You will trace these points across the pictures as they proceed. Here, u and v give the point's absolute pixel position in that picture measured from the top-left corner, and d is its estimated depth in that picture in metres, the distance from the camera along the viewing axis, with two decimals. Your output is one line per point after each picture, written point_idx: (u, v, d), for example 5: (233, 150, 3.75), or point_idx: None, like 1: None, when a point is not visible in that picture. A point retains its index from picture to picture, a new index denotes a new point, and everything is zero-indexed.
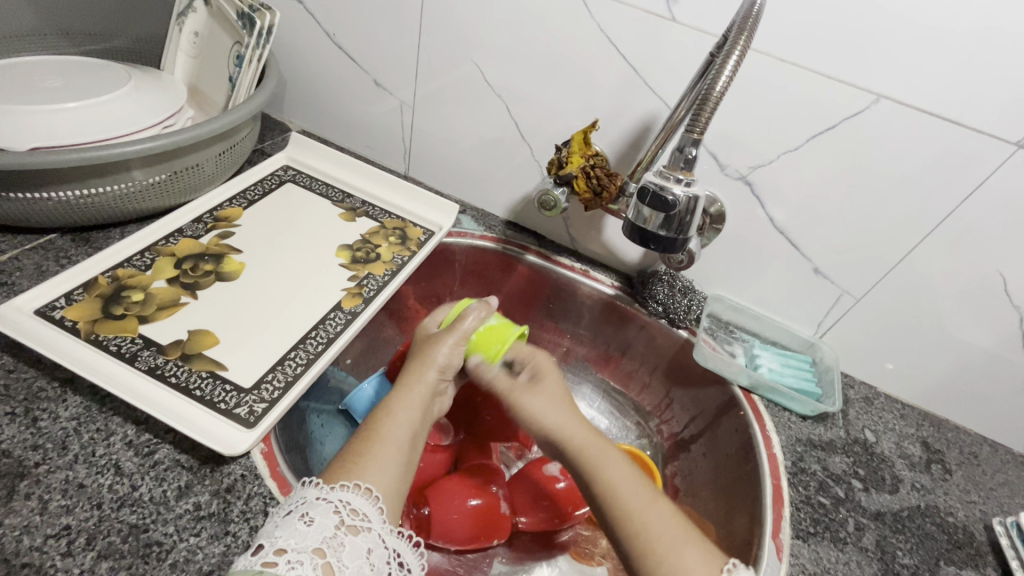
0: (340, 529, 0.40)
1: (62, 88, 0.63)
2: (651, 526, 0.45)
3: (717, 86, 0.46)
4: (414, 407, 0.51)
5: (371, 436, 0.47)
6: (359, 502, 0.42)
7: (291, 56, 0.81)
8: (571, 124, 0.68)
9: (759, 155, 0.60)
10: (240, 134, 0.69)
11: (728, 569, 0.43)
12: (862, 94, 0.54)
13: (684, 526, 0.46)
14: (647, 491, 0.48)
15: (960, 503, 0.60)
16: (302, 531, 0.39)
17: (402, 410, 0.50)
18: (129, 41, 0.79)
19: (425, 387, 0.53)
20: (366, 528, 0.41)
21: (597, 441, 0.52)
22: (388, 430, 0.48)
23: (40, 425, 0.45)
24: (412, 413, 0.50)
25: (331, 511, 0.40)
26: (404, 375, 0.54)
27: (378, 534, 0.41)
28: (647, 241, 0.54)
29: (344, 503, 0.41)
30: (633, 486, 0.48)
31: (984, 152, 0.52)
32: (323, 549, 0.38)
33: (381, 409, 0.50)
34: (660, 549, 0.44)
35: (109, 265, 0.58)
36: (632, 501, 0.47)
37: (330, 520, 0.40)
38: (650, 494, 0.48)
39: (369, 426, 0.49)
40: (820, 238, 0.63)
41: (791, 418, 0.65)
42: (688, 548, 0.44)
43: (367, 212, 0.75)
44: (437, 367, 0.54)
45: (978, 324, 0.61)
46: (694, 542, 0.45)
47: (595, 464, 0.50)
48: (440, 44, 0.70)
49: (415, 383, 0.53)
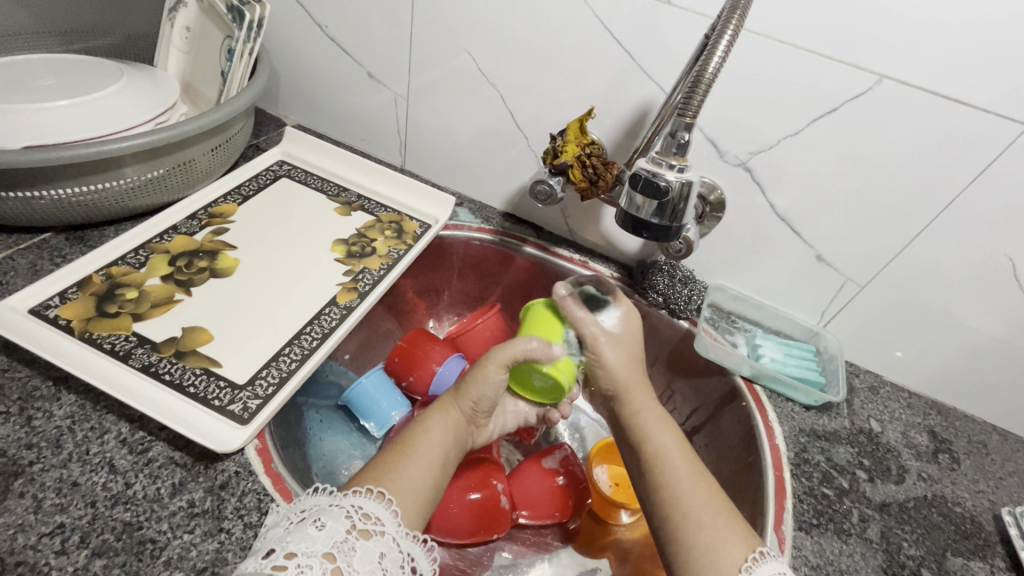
0: (351, 534, 0.39)
1: (53, 86, 0.63)
2: (689, 496, 0.47)
3: (710, 67, 0.45)
4: (446, 436, 0.53)
5: (403, 450, 0.50)
6: (372, 507, 0.42)
7: (284, 50, 0.80)
8: (567, 113, 0.67)
9: (759, 140, 0.59)
10: (233, 129, 0.68)
11: (752, 558, 0.43)
12: (864, 75, 0.52)
13: (721, 502, 0.47)
14: (691, 463, 0.51)
15: (968, 493, 0.59)
16: (313, 536, 0.38)
17: (436, 432, 0.53)
18: (121, 38, 0.79)
19: (456, 421, 0.55)
20: (378, 532, 0.41)
21: (654, 412, 0.56)
22: (419, 448, 0.50)
23: (34, 423, 0.45)
24: (443, 441, 0.52)
25: (342, 516, 0.40)
26: (447, 398, 0.57)
27: (392, 537, 0.41)
28: (638, 229, 0.53)
29: (356, 507, 0.41)
30: (679, 454, 0.51)
31: (991, 133, 0.51)
32: (334, 554, 0.37)
33: (418, 427, 0.53)
34: (694, 515, 0.46)
35: (102, 263, 0.58)
36: (677, 471, 0.49)
37: (341, 525, 0.40)
38: (694, 468, 0.50)
39: (403, 440, 0.51)
40: (821, 225, 0.62)
41: (794, 408, 0.64)
42: (720, 521, 0.46)
43: (363, 206, 0.74)
44: (472, 400, 0.56)
45: (988, 310, 0.60)
46: (728, 518, 0.46)
47: (649, 430, 0.54)
48: (432, 34, 0.69)
49: (453, 412, 0.56)
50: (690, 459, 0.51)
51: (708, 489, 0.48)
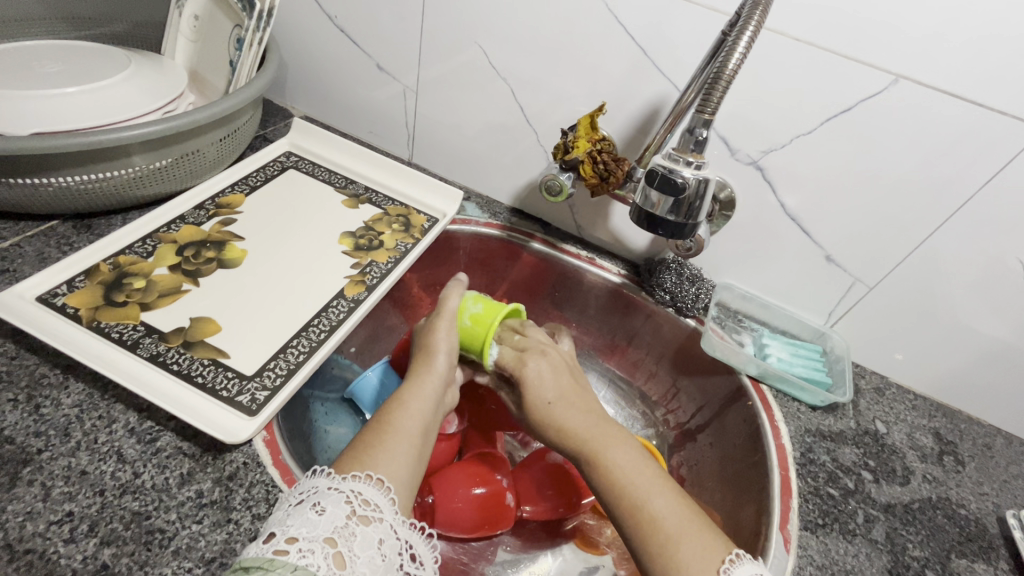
0: (351, 519, 0.38)
1: (61, 72, 0.62)
2: (656, 517, 0.44)
3: (730, 64, 0.45)
4: (426, 399, 0.51)
5: (382, 428, 0.47)
6: (371, 493, 0.40)
7: (293, 41, 0.80)
8: (576, 108, 0.66)
9: (772, 139, 0.59)
10: (241, 119, 0.68)
11: (730, 560, 0.42)
12: (881, 74, 0.52)
13: (690, 513, 0.45)
14: (654, 479, 0.47)
15: (973, 496, 0.59)
16: (314, 521, 0.37)
17: (412, 400, 0.50)
18: (130, 26, 0.78)
19: (436, 379, 0.53)
20: (377, 518, 0.39)
21: (600, 430, 0.51)
22: (397, 421, 0.48)
23: (43, 411, 0.45)
24: (425, 404, 0.50)
25: (343, 501, 0.39)
26: (414, 368, 0.54)
27: (390, 524, 0.40)
28: (654, 226, 0.53)
29: (355, 493, 0.40)
30: (638, 475, 0.47)
31: (1008, 136, 0.51)
32: (335, 538, 0.37)
33: (393, 400, 0.50)
34: (665, 530, 0.43)
35: (110, 252, 0.58)
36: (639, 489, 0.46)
37: (342, 510, 0.38)
38: (657, 482, 0.47)
39: (382, 419, 0.48)
40: (832, 226, 0.61)
41: (799, 408, 0.64)
42: (690, 540, 0.43)
43: (370, 199, 0.74)
44: (442, 353, 0.54)
45: (997, 314, 0.60)
46: (698, 532, 0.43)
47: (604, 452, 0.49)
48: (443, 26, 0.69)
49: (426, 374, 0.53)
50: (650, 475, 0.47)
51: (678, 506, 0.45)
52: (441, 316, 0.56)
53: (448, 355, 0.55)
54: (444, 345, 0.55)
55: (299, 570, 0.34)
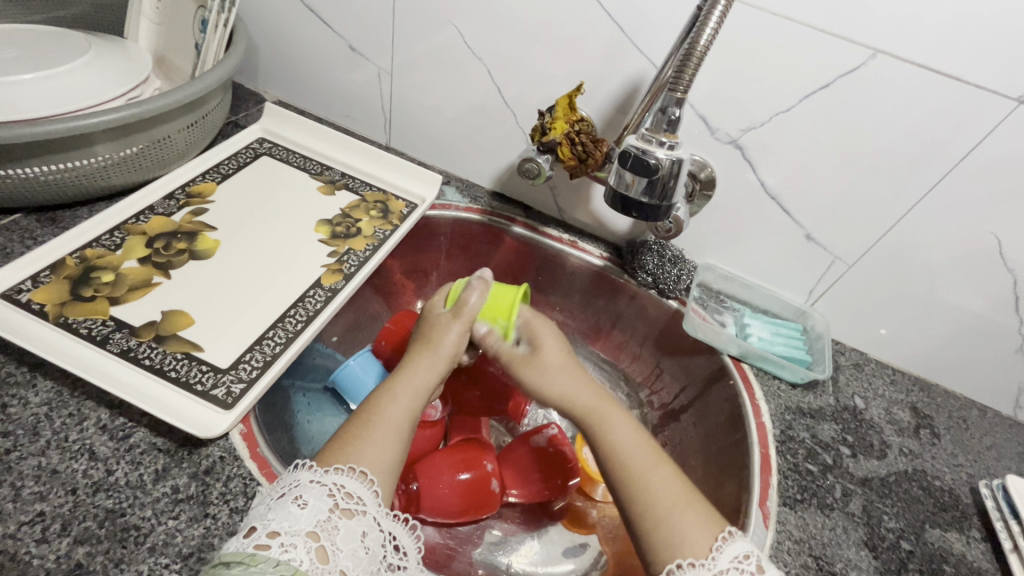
0: (334, 513, 0.38)
1: (14, 58, 0.60)
2: (651, 491, 0.44)
3: (702, 39, 0.44)
4: (417, 393, 0.50)
5: (367, 418, 0.46)
6: (354, 485, 0.40)
7: (262, 22, 0.77)
8: (555, 88, 0.65)
9: (750, 117, 0.58)
10: (209, 104, 0.66)
11: (723, 537, 0.42)
12: (858, 49, 0.51)
13: (683, 490, 0.45)
14: (653, 456, 0.48)
15: (947, 467, 0.60)
16: (296, 514, 0.37)
17: (403, 395, 0.49)
18: (89, 8, 0.75)
19: (433, 376, 0.52)
20: (360, 511, 0.39)
21: (601, 403, 0.52)
22: (385, 413, 0.47)
23: (9, 411, 0.44)
24: (416, 401, 0.49)
25: (325, 494, 0.39)
26: (412, 359, 0.53)
27: (373, 516, 0.40)
28: (629, 208, 0.52)
29: (338, 486, 0.40)
30: (637, 450, 0.48)
31: (984, 110, 0.50)
32: (317, 532, 0.37)
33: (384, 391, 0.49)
34: (658, 504, 0.44)
35: (75, 246, 0.56)
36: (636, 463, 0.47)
37: (324, 503, 0.38)
38: (657, 459, 0.47)
39: (368, 409, 0.47)
40: (811, 204, 0.61)
41: (780, 386, 0.65)
42: (684, 513, 0.43)
43: (347, 185, 0.72)
44: (446, 354, 0.53)
45: (974, 288, 0.60)
46: (690, 509, 0.44)
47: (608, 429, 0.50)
48: (415, 5, 0.67)
49: (426, 368, 0.52)
50: (648, 453, 0.48)
51: (673, 483, 0.45)
52: (452, 315, 0.55)
53: (451, 356, 0.54)
54: (450, 347, 0.53)
55: (281, 566, 0.34)
